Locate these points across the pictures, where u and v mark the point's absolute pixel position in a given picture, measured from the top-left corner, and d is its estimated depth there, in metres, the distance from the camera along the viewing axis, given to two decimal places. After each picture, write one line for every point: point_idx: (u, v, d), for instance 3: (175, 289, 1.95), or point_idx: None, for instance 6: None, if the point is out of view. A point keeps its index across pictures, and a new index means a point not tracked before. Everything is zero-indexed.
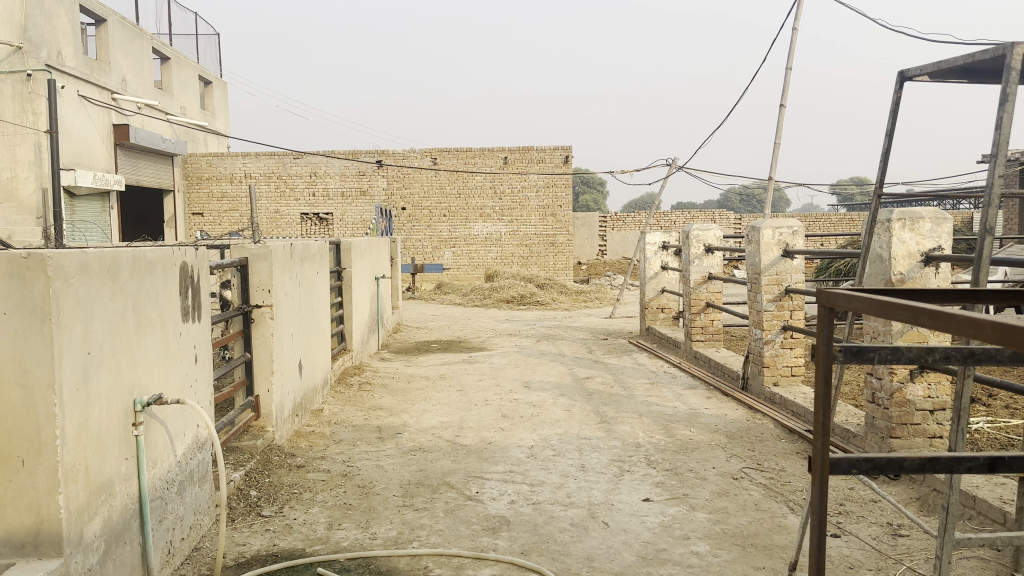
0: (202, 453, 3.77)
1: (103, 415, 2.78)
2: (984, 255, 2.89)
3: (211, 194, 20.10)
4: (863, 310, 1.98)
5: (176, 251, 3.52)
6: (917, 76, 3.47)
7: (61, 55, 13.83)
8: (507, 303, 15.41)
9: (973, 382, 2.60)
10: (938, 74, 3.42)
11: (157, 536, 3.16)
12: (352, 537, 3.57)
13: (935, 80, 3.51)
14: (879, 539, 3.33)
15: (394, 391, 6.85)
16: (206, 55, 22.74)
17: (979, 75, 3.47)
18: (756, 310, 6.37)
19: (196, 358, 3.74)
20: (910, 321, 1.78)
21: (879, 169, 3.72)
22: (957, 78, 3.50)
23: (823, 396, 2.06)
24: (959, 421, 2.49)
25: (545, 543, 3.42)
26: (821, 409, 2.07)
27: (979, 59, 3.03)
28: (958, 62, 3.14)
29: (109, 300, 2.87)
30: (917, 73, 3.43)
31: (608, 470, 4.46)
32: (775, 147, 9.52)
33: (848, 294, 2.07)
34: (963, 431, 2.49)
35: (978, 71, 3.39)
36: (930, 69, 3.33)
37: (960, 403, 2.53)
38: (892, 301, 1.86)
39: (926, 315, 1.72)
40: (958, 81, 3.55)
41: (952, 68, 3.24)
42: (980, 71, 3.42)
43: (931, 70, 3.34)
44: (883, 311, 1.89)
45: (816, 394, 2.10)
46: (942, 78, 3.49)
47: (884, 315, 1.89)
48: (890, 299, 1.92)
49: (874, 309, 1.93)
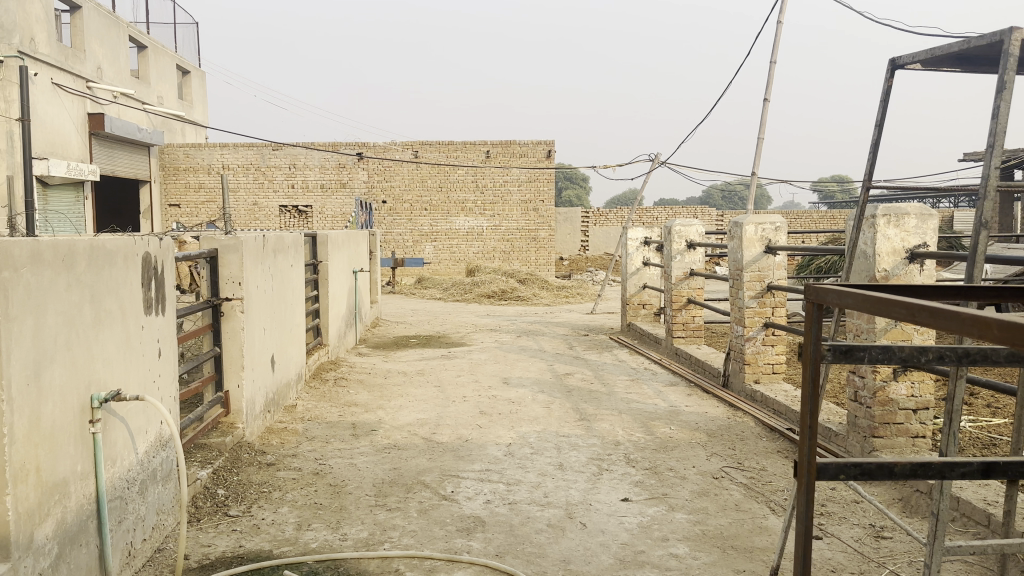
0: (167, 450, 3.63)
1: (57, 412, 2.65)
2: (980, 250, 2.82)
3: (188, 185, 19.80)
4: (854, 307, 1.89)
5: (137, 240, 3.37)
6: (909, 64, 3.39)
7: (33, 41, 13.54)
8: (488, 298, 15.30)
9: (965, 384, 2.52)
10: (931, 62, 3.35)
11: (116, 538, 3.02)
12: (322, 538, 3.45)
13: (928, 68, 3.43)
14: (861, 541, 3.26)
15: (370, 386, 6.73)
16: (183, 44, 22.32)
17: (974, 62, 3.39)
18: (738, 306, 6.31)
19: (159, 353, 3.59)
20: (907, 319, 1.70)
21: (868, 162, 3.64)
22: (950, 66, 3.43)
23: (811, 396, 1.97)
24: (952, 424, 2.40)
25: (520, 545, 3.32)
26: (808, 409, 1.98)
27: (975, 45, 2.95)
28: (952, 49, 3.07)
29: (63, 290, 2.72)
30: (910, 61, 3.35)
31: (587, 468, 4.38)
32: (758, 142, 9.44)
33: (838, 289, 1.98)
34: (954, 434, 2.40)
35: (972, 58, 3.32)
36: (922, 56, 3.26)
37: (953, 404, 2.45)
38: (886, 299, 1.78)
39: (923, 312, 1.64)
40: (951, 69, 3.48)
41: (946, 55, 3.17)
42: (974, 59, 3.35)
43: (924, 58, 3.26)
44: (877, 307, 1.81)
45: (803, 394, 2.02)
46: (934, 65, 3.41)
47: (878, 312, 1.80)
48: (884, 296, 1.84)
49: (866, 306, 1.84)
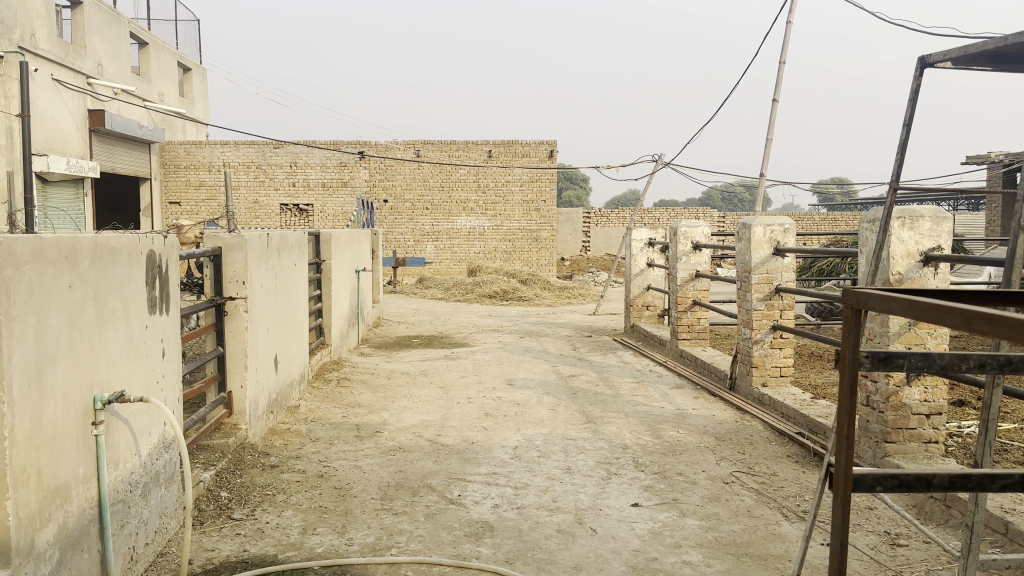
0: (170, 453, 3.57)
1: (59, 414, 2.58)
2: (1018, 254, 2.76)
3: (188, 183, 19.73)
4: (899, 313, 1.82)
5: (142, 238, 3.31)
6: (939, 62, 3.27)
7: (33, 37, 13.48)
8: (490, 299, 15.24)
9: (999, 392, 2.46)
10: (962, 59, 3.23)
11: (118, 542, 2.96)
12: (327, 543, 3.39)
13: (957, 66, 3.33)
14: (877, 549, 3.20)
15: (373, 387, 6.67)
16: (185, 41, 22.24)
17: (1003, 60, 3.29)
18: (745, 309, 6.25)
19: (163, 353, 3.53)
20: (960, 326, 1.62)
21: (895, 162, 3.48)
22: (980, 64, 3.33)
23: (847, 407, 1.89)
24: (988, 435, 2.35)
25: (529, 551, 3.26)
26: (845, 420, 1.90)
27: (1012, 43, 2.85)
28: (989, 47, 2.97)
29: (66, 289, 2.66)
30: (940, 60, 3.24)
31: (596, 473, 4.31)
32: (766, 142, 9.38)
33: (880, 295, 1.91)
34: (991, 446, 2.37)
35: (1003, 55, 3.22)
36: (954, 55, 3.14)
37: (988, 415, 2.39)
38: (936, 305, 1.70)
39: (980, 318, 1.56)
40: (980, 67, 3.37)
41: (980, 53, 3.07)
42: (1005, 55, 3.25)
43: (956, 56, 3.15)
44: (925, 315, 1.74)
45: (838, 405, 1.94)
46: (964, 63, 3.31)
47: (927, 320, 1.72)
48: (932, 302, 1.76)
49: (913, 313, 1.77)
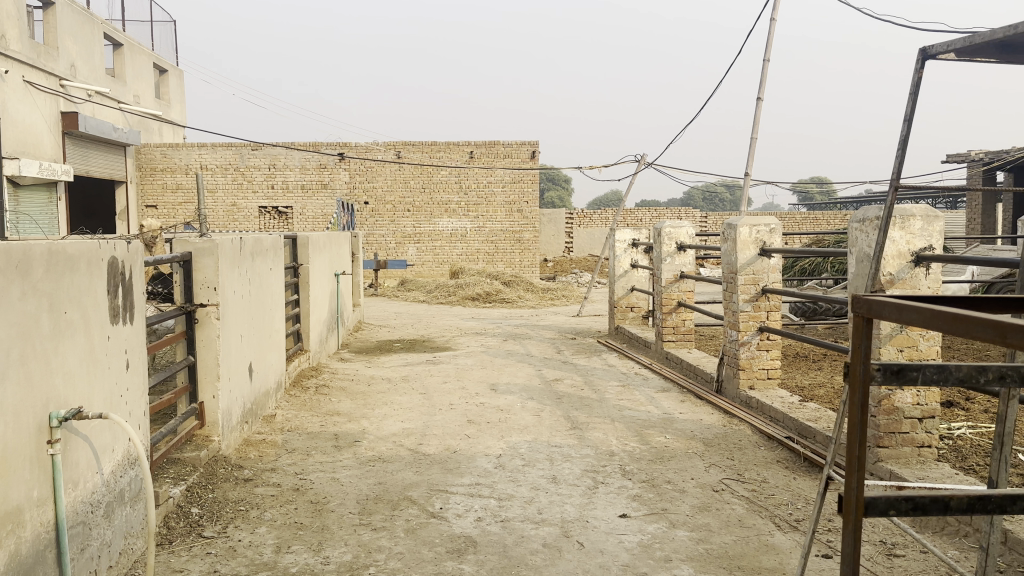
0: (135, 470, 3.39)
1: (9, 433, 2.40)
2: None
3: (165, 186, 19.39)
4: (918, 325, 1.71)
5: (102, 243, 3.12)
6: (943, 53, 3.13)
7: (3, 38, 13.15)
8: (472, 301, 15.07)
9: (1015, 403, 2.37)
10: (967, 49, 3.09)
11: (78, 566, 2.78)
12: (302, 562, 3.23)
13: (962, 57, 3.19)
14: (873, 560, 3.10)
15: (352, 394, 6.48)
16: (160, 42, 21.91)
17: (1009, 50, 3.15)
18: (731, 311, 6.15)
19: (127, 364, 3.36)
20: (995, 339, 1.49)
21: (895, 161, 3.33)
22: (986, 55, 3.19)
23: (860, 422, 1.79)
24: (1001, 453, 2.29)
25: (515, 568, 3.13)
26: (856, 440, 1.80)
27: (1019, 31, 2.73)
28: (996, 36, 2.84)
29: (17, 300, 2.48)
30: (943, 50, 3.10)
31: (582, 482, 4.18)
32: (750, 142, 9.29)
33: (895, 302, 1.81)
34: (1006, 461, 2.31)
35: (1011, 44, 3.07)
36: (960, 45, 3.01)
37: (1002, 431, 2.32)
38: (966, 315, 1.58)
39: (1014, 331, 1.44)
40: (985, 58, 3.23)
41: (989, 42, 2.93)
42: (1012, 45, 3.11)
43: (962, 46, 3.02)
44: (950, 326, 1.62)
45: (849, 423, 1.83)
46: (969, 54, 3.16)
47: (953, 332, 1.61)
48: (957, 313, 1.65)
49: (938, 324, 1.66)
